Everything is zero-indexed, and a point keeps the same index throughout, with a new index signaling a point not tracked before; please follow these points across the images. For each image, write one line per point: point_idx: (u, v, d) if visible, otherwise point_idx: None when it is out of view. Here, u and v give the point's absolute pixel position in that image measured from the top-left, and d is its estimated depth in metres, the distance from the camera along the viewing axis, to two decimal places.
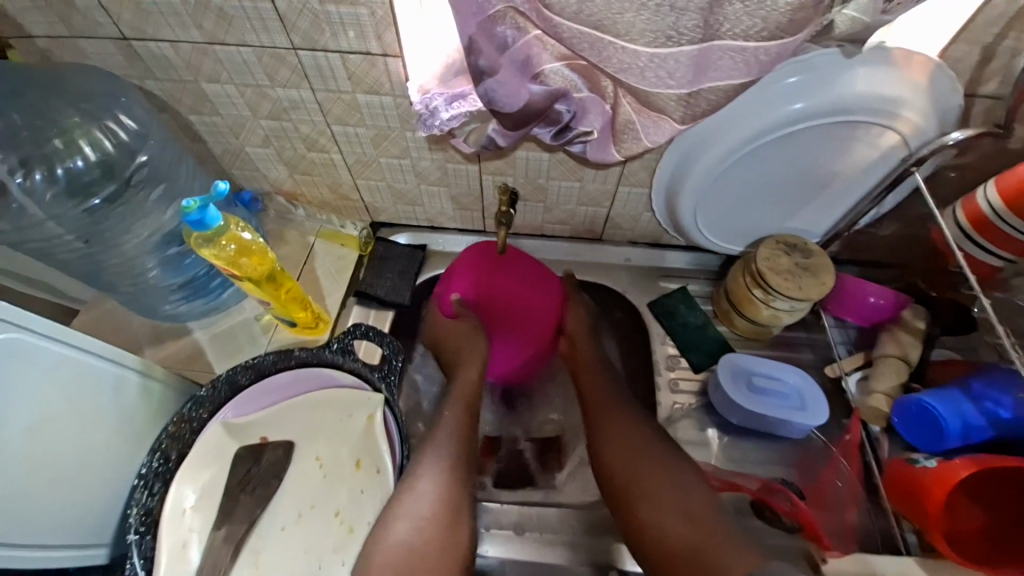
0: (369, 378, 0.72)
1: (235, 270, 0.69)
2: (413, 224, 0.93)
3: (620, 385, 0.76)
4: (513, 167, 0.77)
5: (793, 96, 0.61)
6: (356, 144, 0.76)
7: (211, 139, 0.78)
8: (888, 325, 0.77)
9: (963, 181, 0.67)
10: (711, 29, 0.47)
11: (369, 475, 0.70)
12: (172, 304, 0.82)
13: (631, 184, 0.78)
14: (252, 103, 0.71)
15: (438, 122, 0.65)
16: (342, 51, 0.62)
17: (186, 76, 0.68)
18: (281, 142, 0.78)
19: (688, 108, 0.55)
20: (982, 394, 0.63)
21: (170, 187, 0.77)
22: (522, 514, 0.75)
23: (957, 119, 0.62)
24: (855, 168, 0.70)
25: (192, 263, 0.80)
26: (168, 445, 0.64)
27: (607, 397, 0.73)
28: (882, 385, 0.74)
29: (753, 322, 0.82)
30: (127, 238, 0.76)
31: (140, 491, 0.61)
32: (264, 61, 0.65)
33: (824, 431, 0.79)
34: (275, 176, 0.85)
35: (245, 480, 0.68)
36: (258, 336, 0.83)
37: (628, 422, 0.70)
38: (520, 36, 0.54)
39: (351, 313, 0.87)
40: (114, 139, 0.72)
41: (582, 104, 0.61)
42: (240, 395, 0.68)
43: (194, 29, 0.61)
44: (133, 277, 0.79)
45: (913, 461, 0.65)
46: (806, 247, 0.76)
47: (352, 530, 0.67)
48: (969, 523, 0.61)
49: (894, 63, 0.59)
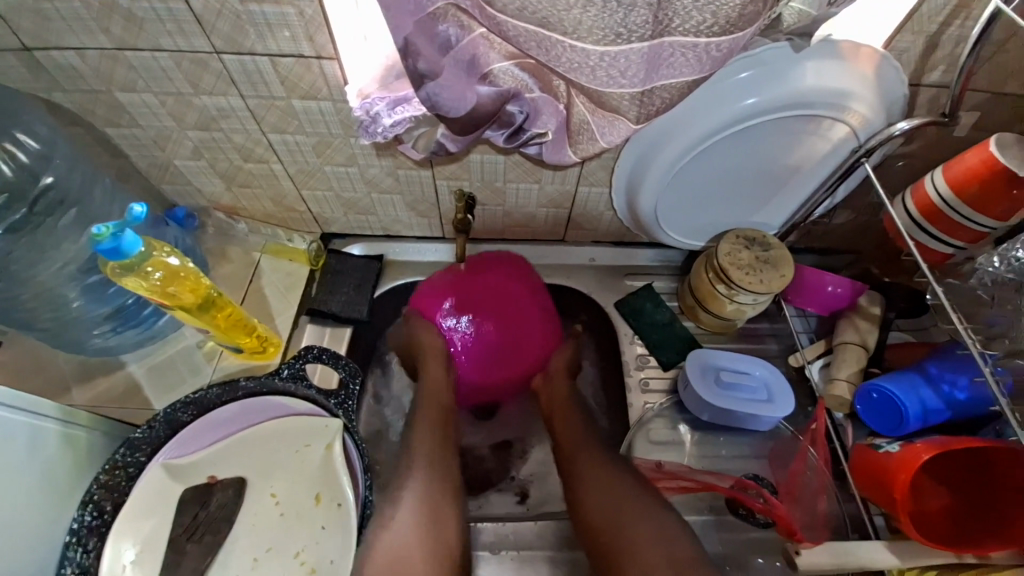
0: (324, 405, 0.66)
1: (166, 299, 0.63)
2: (367, 233, 0.88)
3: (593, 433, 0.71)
4: (467, 171, 0.74)
5: (745, 92, 0.60)
6: (298, 153, 0.71)
7: (134, 153, 0.71)
8: (846, 313, 0.78)
9: (910, 169, 0.69)
10: (661, 24, 0.45)
11: (329, 509, 0.64)
12: (102, 336, 0.74)
13: (591, 183, 0.76)
14: (177, 113, 0.65)
15: (382, 129, 0.61)
16: (272, 54, 0.57)
17: (97, 86, 0.61)
18: (213, 153, 0.71)
19: (641, 107, 0.53)
20: (939, 377, 0.65)
21: (82, 212, 0.70)
22: (499, 532, 0.73)
23: (903, 108, 0.63)
24: (808, 160, 0.70)
25: (116, 293, 0.72)
26: (101, 496, 0.59)
27: (577, 432, 0.72)
28: (843, 372, 0.75)
29: (718, 316, 0.82)
30: (41, 269, 0.68)
31: (73, 548, 0.56)
32: (185, 67, 0.59)
33: (791, 420, 0.80)
34: (211, 190, 0.78)
35: (192, 527, 0.62)
36: (202, 365, 0.76)
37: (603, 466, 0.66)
38: (464, 35, 0.51)
39: (305, 333, 0.81)
40: (14, 163, 0.65)
41: (535, 105, 0.59)
42: (179, 435, 0.63)
43: (100, 34, 0.55)
44: (53, 311, 0.71)
45: (878, 446, 0.66)
46: (765, 240, 0.76)
47: (314, 571, 0.61)
48: (933, 502, 0.63)
49: (842, 56, 0.59)
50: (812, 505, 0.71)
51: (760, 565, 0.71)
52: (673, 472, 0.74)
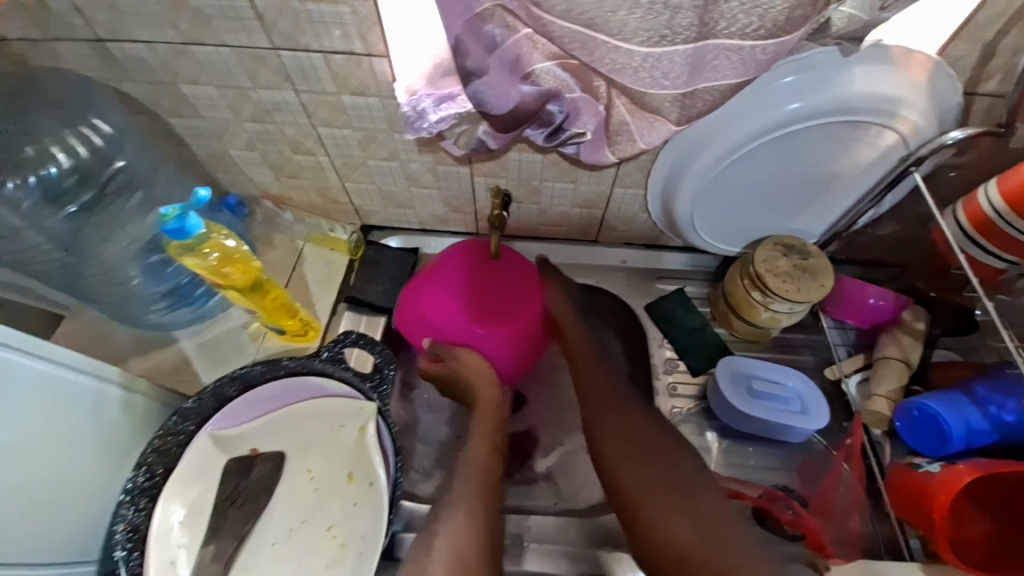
0: (359, 387, 0.70)
1: (219, 279, 0.67)
2: (404, 227, 0.90)
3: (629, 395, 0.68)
4: (505, 169, 0.75)
5: (789, 96, 0.59)
6: (344, 146, 0.74)
7: (194, 142, 0.75)
8: (889, 327, 0.75)
9: (962, 180, 0.66)
10: (706, 27, 0.45)
11: (362, 488, 0.67)
12: (158, 313, 0.79)
13: (626, 185, 0.76)
14: (235, 106, 0.69)
15: (427, 125, 0.63)
16: (326, 52, 0.60)
17: (165, 78, 0.65)
18: (265, 145, 0.75)
19: (682, 109, 0.53)
20: (986, 399, 0.62)
21: (147, 195, 0.76)
22: (519, 525, 0.74)
23: (958, 117, 0.60)
24: (854, 168, 0.68)
25: (174, 272, 0.77)
26: (154, 459, 0.63)
27: (600, 378, 0.70)
28: (882, 388, 0.73)
29: (751, 324, 0.81)
30: (109, 247, 0.74)
31: (127, 506, 0.61)
32: (245, 62, 0.62)
33: (824, 434, 0.78)
34: (262, 180, 0.83)
35: (233, 495, 0.66)
36: (246, 345, 0.81)
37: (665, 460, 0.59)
38: (509, 35, 0.52)
39: (342, 320, 0.85)
40: (90, 145, 0.71)
41: (575, 105, 0.59)
42: (228, 408, 0.68)
43: (170, 30, 0.59)
44: (116, 286, 0.77)
45: (917, 466, 0.64)
46: (804, 248, 0.74)
47: (345, 545, 0.64)
48: (974, 530, 0.60)
49: (894, 62, 0.57)
50: (844, 522, 0.69)
51: None
52: None
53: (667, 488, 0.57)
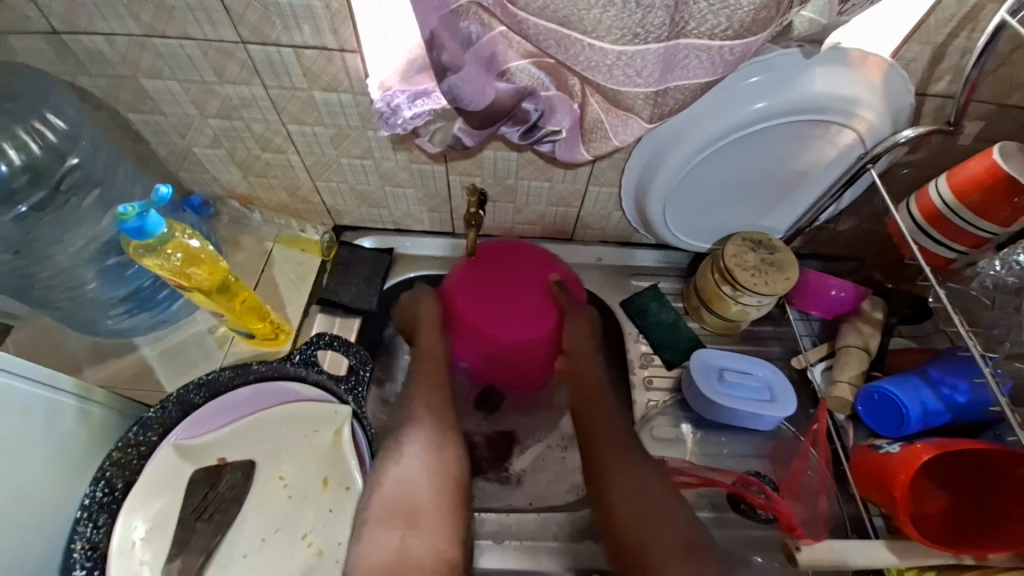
0: (336, 391, 0.68)
1: (184, 280, 0.64)
2: (378, 227, 0.89)
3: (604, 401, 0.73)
4: (480, 167, 0.75)
5: (755, 95, 0.62)
6: (315, 144, 0.72)
7: (155, 139, 0.72)
8: (850, 316, 0.79)
9: (915, 177, 0.70)
10: (677, 27, 0.47)
11: (337, 493, 0.66)
12: (116, 319, 0.76)
13: (601, 182, 0.77)
14: (199, 101, 0.66)
15: (401, 121, 0.62)
16: (296, 46, 0.59)
17: (123, 71, 0.62)
18: (232, 142, 0.73)
19: (655, 107, 0.54)
20: (940, 380, 0.66)
21: (105, 194, 0.72)
22: (501, 523, 0.73)
23: (909, 116, 0.64)
24: (815, 166, 0.72)
25: (135, 275, 0.74)
26: (114, 473, 0.60)
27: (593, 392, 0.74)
28: (846, 374, 0.76)
29: (722, 317, 0.83)
30: (61, 248, 0.70)
31: (85, 523, 0.58)
32: (210, 56, 0.60)
33: (792, 422, 0.81)
34: (228, 179, 0.80)
35: (201, 506, 0.63)
36: (213, 350, 0.78)
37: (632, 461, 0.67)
38: (484, 32, 0.52)
39: (315, 322, 0.83)
40: (43, 141, 0.66)
41: (550, 104, 0.60)
42: (192, 416, 0.64)
43: (130, 21, 0.56)
44: (70, 291, 0.73)
45: (878, 447, 0.67)
46: (771, 243, 0.77)
47: (321, 552, 0.63)
48: (931, 505, 0.64)
49: (852, 63, 0.60)
50: (813, 503, 0.72)
51: (757, 563, 0.72)
52: (677, 468, 0.74)
53: (625, 462, 0.66)
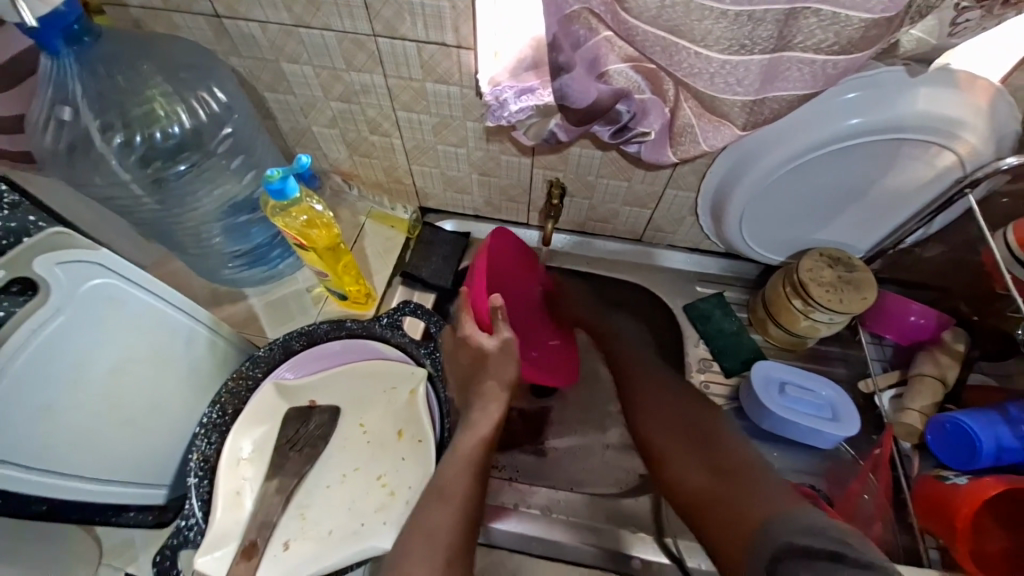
0: (414, 353, 0.75)
1: (305, 239, 0.72)
2: (459, 212, 0.96)
3: (649, 366, 0.79)
4: (565, 163, 0.80)
5: (850, 112, 0.62)
6: (418, 130, 0.79)
7: (282, 116, 0.82)
8: (927, 345, 0.78)
9: (1015, 207, 0.68)
10: (784, 40, 0.49)
11: (410, 444, 0.72)
12: (233, 269, 0.87)
13: (679, 187, 0.79)
14: (326, 85, 0.75)
15: (507, 114, 0.68)
16: (419, 41, 0.65)
17: (269, 55, 0.71)
18: (346, 124, 0.82)
19: (750, 114, 0.57)
20: (1020, 419, 0.64)
21: (247, 159, 0.82)
22: (549, 498, 0.79)
23: (1014, 144, 0.63)
24: (907, 188, 0.71)
25: (257, 232, 0.85)
26: (226, 399, 0.68)
27: (637, 362, 0.80)
28: (917, 403, 0.75)
29: (789, 333, 0.84)
30: (199, 203, 0.80)
31: (201, 438, 0.66)
32: (344, 46, 0.68)
33: (853, 445, 0.81)
34: (336, 156, 0.89)
35: (294, 439, 0.72)
36: (309, 306, 0.87)
37: (670, 423, 0.69)
38: (591, 36, 0.57)
39: (397, 292, 0.91)
40: (208, 110, 0.75)
41: (643, 106, 0.64)
42: (295, 358, 0.73)
43: (284, 12, 0.64)
44: (200, 241, 0.84)
45: (944, 478, 0.66)
46: (849, 261, 0.77)
47: (393, 494, 0.69)
48: (991, 545, 0.61)
49: (959, 86, 0.60)
50: (867, 526, 0.72)
51: None
52: None
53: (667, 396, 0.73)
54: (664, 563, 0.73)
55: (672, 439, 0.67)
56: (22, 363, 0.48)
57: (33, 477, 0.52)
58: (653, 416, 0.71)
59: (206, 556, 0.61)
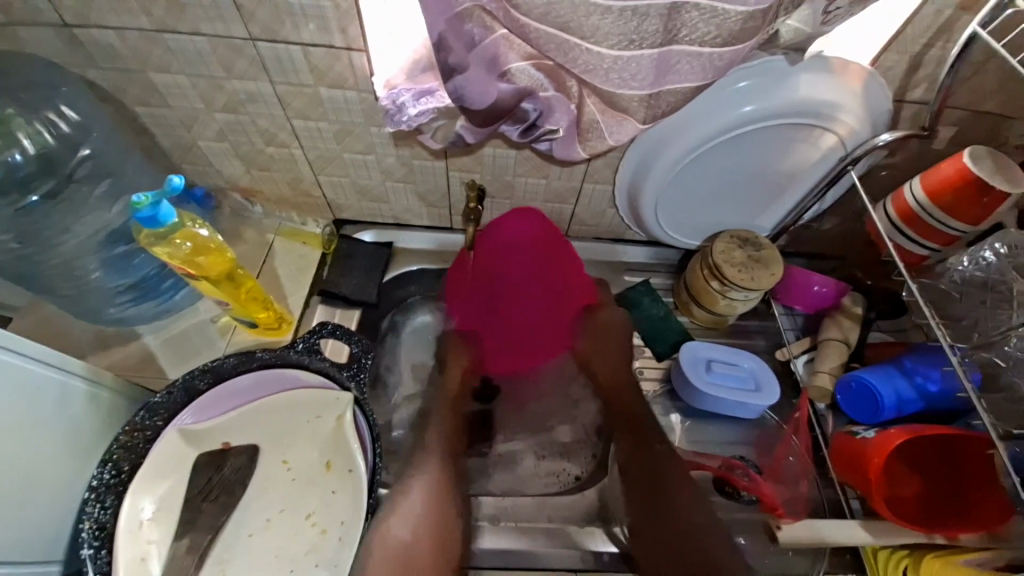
0: (337, 376, 0.69)
1: (193, 269, 0.65)
2: (377, 221, 0.92)
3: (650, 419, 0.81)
4: (480, 164, 0.78)
5: (743, 99, 0.65)
6: (319, 139, 0.74)
7: (160, 132, 0.73)
8: (831, 312, 0.83)
9: (893, 178, 0.74)
10: (670, 34, 0.49)
11: (340, 476, 0.68)
12: (119, 306, 0.77)
13: (595, 181, 0.80)
14: (207, 96, 0.68)
15: (407, 118, 0.64)
16: (304, 44, 0.60)
17: (133, 66, 0.63)
18: (237, 137, 0.74)
19: (648, 108, 0.57)
20: (913, 370, 0.70)
21: (115, 182, 0.74)
22: (496, 506, 0.78)
23: (887, 121, 0.68)
24: (799, 167, 0.75)
25: (140, 263, 0.76)
26: (121, 456, 0.60)
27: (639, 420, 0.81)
28: (826, 365, 0.81)
29: (710, 312, 0.87)
30: (65, 239, 0.71)
31: (92, 505, 0.58)
32: (220, 52, 0.61)
33: (776, 411, 0.86)
34: (231, 172, 0.81)
35: (206, 489, 0.66)
36: (215, 339, 0.79)
37: (653, 486, 0.77)
38: (487, 34, 0.55)
39: (316, 313, 0.85)
40: (56, 131, 0.67)
41: (548, 104, 0.62)
42: (197, 402, 0.65)
43: (142, 16, 0.57)
44: (72, 277, 0.73)
45: (856, 433, 0.71)
46: (757, 241, 0.81)
47: (325, 531, 0.65)
48: (906, 489, 0.67)
49: (833, 70, 0.64)
50: (794, 486, 0.76)
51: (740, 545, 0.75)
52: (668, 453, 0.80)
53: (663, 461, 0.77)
54: (613, 552, 0.74)
55: (653, 509, 0.75)
56: None
57: None
58: (642, 476, 0.78)
59: None
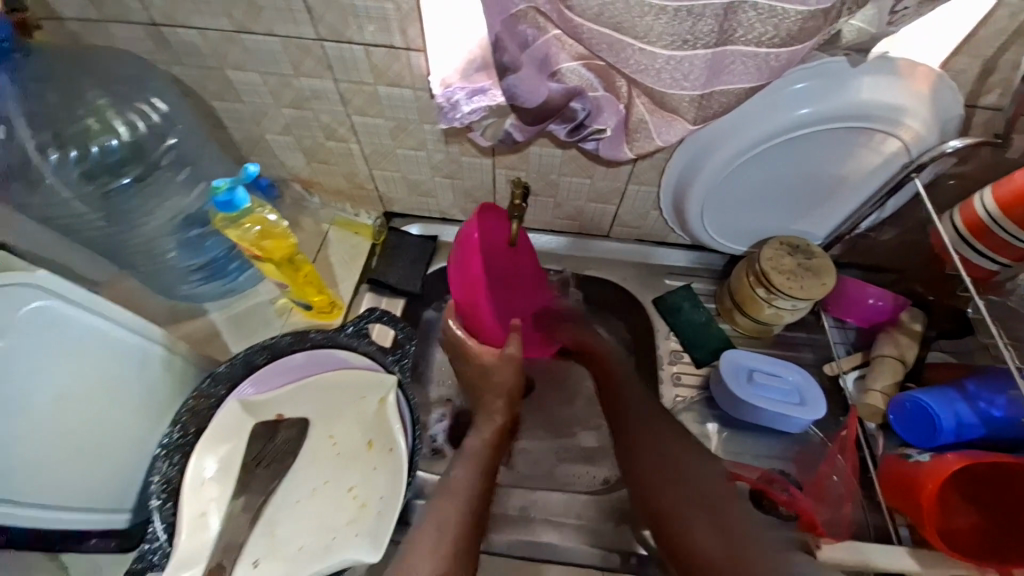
0: (382, 361, 0.76)
1: (258, 251, 0.70)
2: (424, 215, 0.95)
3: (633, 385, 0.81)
4: (526, 162, 0.79)
5: (799, 101, 0.63)
6: (375, 135, 0.78)
7: (233, 126, 0.80)
8: (886, 327, 0.80)
9: (962, 188, 0.70)
10: (724, 34, 0.49)
11: (381, 454, 0.71)
12: (190, 285, 0.84)
13: (641, 182, 0.80)
14: (276, 92, 0.73)
15: (459, 116, 0.67)
16: (366, 44, 0.64)
17: (212, 63, 0.69)
18: (301, 131, 0.80)
19: (699, 109, 0.57)
20: (976, 395, 0.65)
21: (194, 171, 0.81)
22: (526, 499, 0.79)
23: (957, 127, 0.64)
24: (859, 174, 0.72)
25: (212, 245, 0.82)
26: (188, 419, 0.67)
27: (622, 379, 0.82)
28: (879, 383, 0.77)
29: (755, 320, 0.85)
30: (148, 220, 0.79)
31: (162, 459, 0.65)
32: (291, 51, 0.66)
33: (820, 427, 0.83)
34: (293, 164, 0.87)
35: (260, 456, 0.73)
36: (272, 319, 0.85)
37: (647, 454, 0.71)
38: (540, 35, 0.56)
39: (364, 300, 0.89)
40: (147, 121, 0.75)
41: (597, 104, 0.63)
42: (258, 373, 0.71)
43: (224, 18, 0.62)
44: (152, 256, 0.81)
45: (907, 456, 0.68)
46: (808, 248, 0.78)
47: (363, 505, 0.69)
48: (961, 522, 0.63)
49: (898, 73, 0.61)
50: (837, 507, 0.72)
51: None
52: None
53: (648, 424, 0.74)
54: (642, 554, 0.72)
55: (656, 477, 0.69)
56: None
57: None
58: (630, 443, 0.74)
59: None
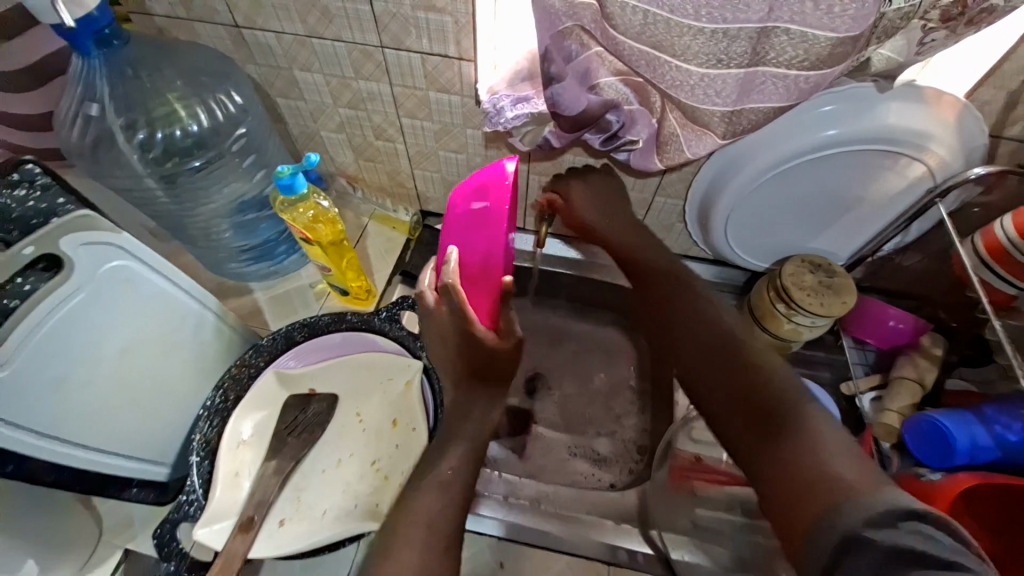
0: (411, 346, 0.76)
1: (310, 233, 0.76)
2: None
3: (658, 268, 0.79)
4: (559, 169, 0.84)
5: (827, 123, 0.66)
6: (421, 136, 0.84)
7: (292, 121, 0.87)
8: (906, 349, 0.82)
9: (985, 217, 0.72)
10: (757, 56, 0.53)
11: (403, 432, 0.76)
12: (240, 264, 0.93)
13: (667, 194, 0.85)
14: (335, 92, 0.79)
15: (504, 120, 0.71)
16: (423, 53, 0.70)
17: (283, 64, 0.76)
18: (353, 129, 0.86)
19: (730, 124, 0.61)
20: (993, 418, 0.66)
21: (258, 159, 0.86)
22: (536, 489, 0.81)
23: (982, 156, 0.67)
24: (884, 197, 0.74)
25: (265, 229, 0.90)
26: (229, 385, 0.70)
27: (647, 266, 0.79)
28: (895, 404, 0.78)
29: (775, 336, 0.87)
30: (212, 199, 0.85)
31: (203, 421, 0.68)
32: (354, 56, 0.72)
33: None
34: (342, 160, 0.94)
35: (292, 425, 0.76)
36: (312, 302, 0.94)
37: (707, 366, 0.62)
38: (582, 51, 0.62)
39: (396, 291, 0.95)
40: (224, 110, 0.79)
41: (631, 116, 0.68)
42: (298, 348, 0.74)
43: (298, 24, 0.69)
44: (209, 236, 0.89)
45: (921, 476, 0.68)
46: (830, 268, 0.80)
47: (387, 478, 0.75)
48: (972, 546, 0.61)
49: (926, 100, 0.64)
50: None
51: None
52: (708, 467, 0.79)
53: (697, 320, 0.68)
54: (648, 554, 0.76)
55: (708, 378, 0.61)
56: (46, 333, 0.51)
57: (52, 444, 0.56)
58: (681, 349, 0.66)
59: (206, 529, 0.63)
